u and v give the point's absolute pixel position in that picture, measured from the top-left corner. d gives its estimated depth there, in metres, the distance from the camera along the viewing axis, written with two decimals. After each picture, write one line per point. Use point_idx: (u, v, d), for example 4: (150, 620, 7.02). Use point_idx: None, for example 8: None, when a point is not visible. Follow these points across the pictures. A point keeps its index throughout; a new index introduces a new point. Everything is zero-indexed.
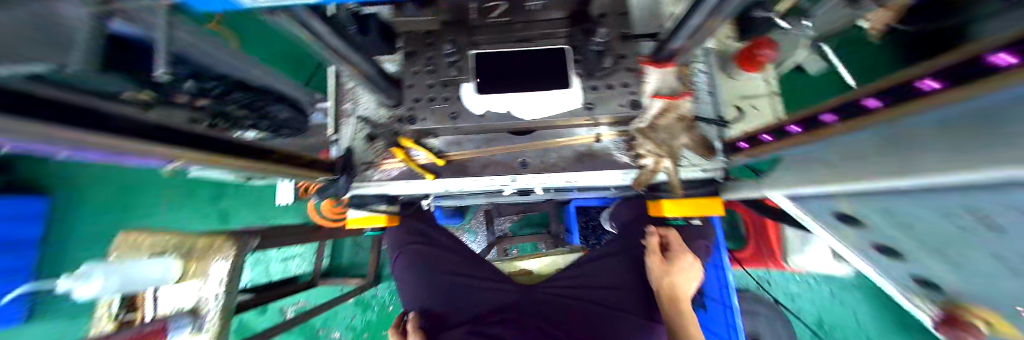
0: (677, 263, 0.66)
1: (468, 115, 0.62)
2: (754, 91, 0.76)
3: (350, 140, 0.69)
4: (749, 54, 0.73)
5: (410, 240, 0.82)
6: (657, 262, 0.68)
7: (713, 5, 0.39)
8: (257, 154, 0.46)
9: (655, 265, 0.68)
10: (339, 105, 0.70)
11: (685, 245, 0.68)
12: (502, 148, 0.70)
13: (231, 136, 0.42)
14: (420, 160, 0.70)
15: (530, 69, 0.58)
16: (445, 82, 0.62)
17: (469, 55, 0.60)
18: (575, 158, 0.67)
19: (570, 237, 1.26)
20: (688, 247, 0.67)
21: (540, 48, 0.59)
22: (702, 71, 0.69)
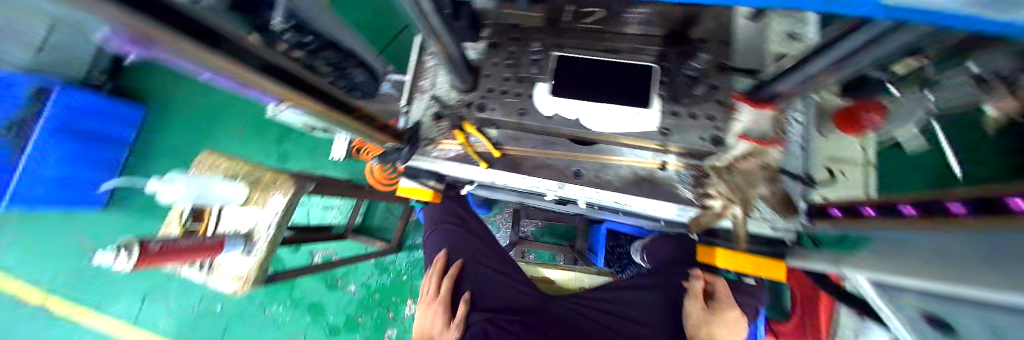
0: (720, 317, 0.62)
1: (535, 114, 0.61)
2: (850, 155, 0.68)
3: (419, 115, 0.72)
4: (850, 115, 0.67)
5: (449, 221, 0.85)
6: (698, 311, 0.64)
7: (853, 51, 0.34)
8: (336, 106, 0.50)
9: (695, 312, 0.64)
10: (416, 81, 0.74)
11: (732, 300, 0.64)
12: (559, 153, 0.68)
13: (320, 82, 0.45)
14: (477, 148, 0.71)
15: (611, 82, 0.56)
16: (522, 77, 0.62)
17: (553, 56, 0.59)
18: (633, 181, 0.64)
19: (596, 258, 1.22)
20: (735, 301, 0.64)
21: (628, 62, 0.56)
22: (796, 121, 0.63)
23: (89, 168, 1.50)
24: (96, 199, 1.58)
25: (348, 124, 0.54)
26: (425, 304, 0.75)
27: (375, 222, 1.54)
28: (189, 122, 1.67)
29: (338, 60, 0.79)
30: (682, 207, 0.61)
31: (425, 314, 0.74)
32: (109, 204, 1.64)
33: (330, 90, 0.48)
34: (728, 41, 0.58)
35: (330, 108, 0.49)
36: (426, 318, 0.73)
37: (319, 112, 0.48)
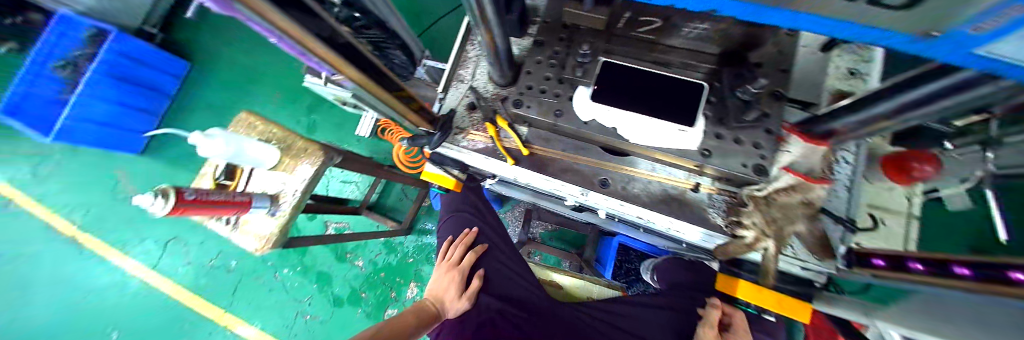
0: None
1: (572, 116, 0.60)
2: (894, 206, 0.66)
3: (454, 103, 0.73)
4: (897, 163, 0.63)
5: (466, 209, 0.86)
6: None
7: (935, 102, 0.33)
8: (379, 81, 0.52)
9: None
10: (456, 69, 0.75)
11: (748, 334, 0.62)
12: (587, 160, 0.67)
13: (367, 54, 0.46)
14: (506, 143, 0.70)
15: (656, 94, 0.55)
16: (563, 79, 0.62)
17: (599, 61, 0.58)
18: (663, 199, 0.62)
19: (603, 269, 1.20)
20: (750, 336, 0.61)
21: (677, 77, 0.55)
22: (842, 162, 0.60)
23: (134, 115, 1.62)
24: (135, 146, 1.68)
25: (385, 100, 0.55)
26: (444, 270, 0.74)
27: (388, 202, 1.57)
28: (228, 81, 1.76)
29: (381, 39, 0.82)
30: (708, 232, 0.59)
31: (440, 281, 0.73)
32: (145, 151, 1.72)
33: (377, 65, 0.49)
34: (788, 69, 0.55)
35: (372, 82, 0.50)
36: (441, 285, 0.72)
37: (361, 84, 0.48)
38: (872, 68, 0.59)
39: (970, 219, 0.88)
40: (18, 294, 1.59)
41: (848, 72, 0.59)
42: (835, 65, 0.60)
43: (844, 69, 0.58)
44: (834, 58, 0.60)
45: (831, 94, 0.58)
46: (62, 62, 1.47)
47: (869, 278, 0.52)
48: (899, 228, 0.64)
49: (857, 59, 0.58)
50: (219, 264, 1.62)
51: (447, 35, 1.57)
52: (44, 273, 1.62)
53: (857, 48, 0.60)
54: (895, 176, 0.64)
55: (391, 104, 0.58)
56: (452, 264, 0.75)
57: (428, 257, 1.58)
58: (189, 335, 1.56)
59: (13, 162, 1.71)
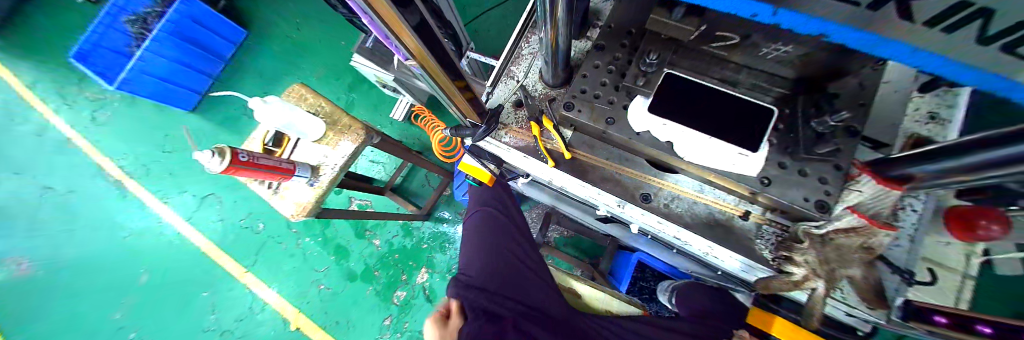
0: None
1: (623, 125, 0.60)
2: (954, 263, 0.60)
3: (502, 99, 0.74)
4: (962, 220, 0.57)
5: (493, 206, 0.86)
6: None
7: None
8: (445, 69, 0.53)
9: None
10: (506, 65, 0.76)
11: None
12: (630, 172, 0.66)
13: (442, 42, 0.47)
14: (549, 144, 0.69)
15: (718, 113, 0.53)
16: (619, 87, 0.62)
17: (661, 73, 0.57)
18: (705, 222, 0.61)
19: (618, 283, 1.18)
20: None
21: (744, 98, 0.53)
22: (911, 209, 0.56)
23: (190, 73, 1.73)
24: (186, 103, 1.79)
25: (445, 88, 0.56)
26: None
27: (411, 187, 1.60)
28: (276, 51, 1.84)
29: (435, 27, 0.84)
30: (748, 262, 0.58)
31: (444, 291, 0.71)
32: (195, 109, 1.83)
33: (447, 53, 0.50)
34: None
35: (440, 69, 0.51)
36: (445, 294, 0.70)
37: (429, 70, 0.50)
38: (955, 114, 0.54)
39: None
40: (72, 226, 1.72)
41: (929, 115, 0.55)
42: (915, 105, 0.56)
43: (926, 111, 0.56)
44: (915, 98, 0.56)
45: (907, 137, 0.55)
46: (133, 16, 1.61)
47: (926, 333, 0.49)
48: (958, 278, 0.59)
49: (940, 103, 0.55)
50: (248, 225, 1.70)
51: (488, 29, 1.58)
52: (92, 208, 1.75)
53: (945, 91, 0.56)
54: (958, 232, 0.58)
55: (450, 92, 0.59)
56: None
57: (441, 245, 1.60)
58: (214, 287, 1.64)
59: (81, 105, 1.85)
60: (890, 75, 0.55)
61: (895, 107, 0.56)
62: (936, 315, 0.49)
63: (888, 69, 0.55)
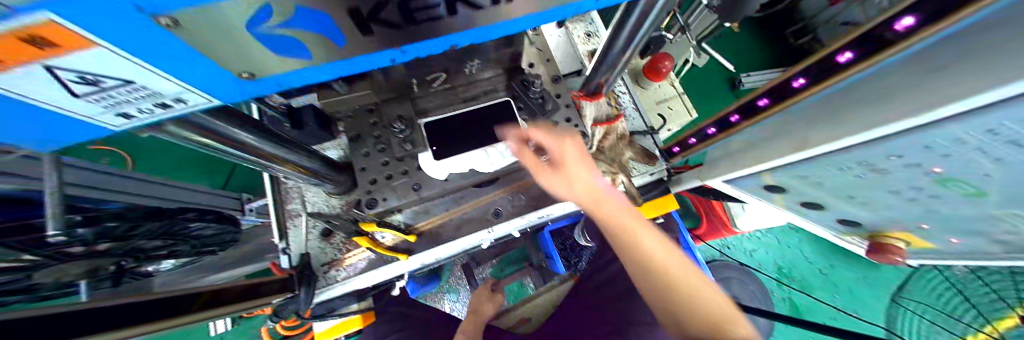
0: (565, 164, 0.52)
1: (430, 183, 0.62)
2: (665, 96, 1.07)
3: (304, 243, 0.63)
4: (654, 67, 0.96)
5: (394, 329, 0.76)
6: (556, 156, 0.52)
7: (624, 46, 0.54)
8: (184, 303, 0.40)
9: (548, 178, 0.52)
10: (281, 206, 0.65)
11: (558, 134, 0.55)
12: (471, 204, 0.69)
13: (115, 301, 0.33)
14: (387, 242, 0.64)
15: (473, 129, 0.62)
16: (399, 157, 0.62)
17: (418, 125, 0.61)
18: (542, 194, 0.72)
19: (554, 263, 1.27)
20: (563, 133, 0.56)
21: (484, 104, 0.64)
22: (621, 93, 0.84)
23: None
24: None
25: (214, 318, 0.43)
26: None
27: None
28: None
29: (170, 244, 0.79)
30: None
31: None
32: None
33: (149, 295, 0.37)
34: (550, 57, 0.72)
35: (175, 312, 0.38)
36: None
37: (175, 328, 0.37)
38: (597, 26, 0.85)
39: (708, 72, 1.65)
40: None
41: (588, 35, 0.85)
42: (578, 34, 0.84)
43: (584, 32, 0.84)
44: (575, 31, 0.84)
45: (587, 54, 0.82)
46: None
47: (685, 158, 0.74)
48: (669, 94, 1.08)
49: (587, 25, 0.85)
50: None
51: None
52: None
53: (580, 17, 0.87)
54: (651, 74, 0.97)
55: (232, 307, 0.46)
56: None
57: None
58: None
59: None
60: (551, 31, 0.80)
61: (569, 43, 0.80)
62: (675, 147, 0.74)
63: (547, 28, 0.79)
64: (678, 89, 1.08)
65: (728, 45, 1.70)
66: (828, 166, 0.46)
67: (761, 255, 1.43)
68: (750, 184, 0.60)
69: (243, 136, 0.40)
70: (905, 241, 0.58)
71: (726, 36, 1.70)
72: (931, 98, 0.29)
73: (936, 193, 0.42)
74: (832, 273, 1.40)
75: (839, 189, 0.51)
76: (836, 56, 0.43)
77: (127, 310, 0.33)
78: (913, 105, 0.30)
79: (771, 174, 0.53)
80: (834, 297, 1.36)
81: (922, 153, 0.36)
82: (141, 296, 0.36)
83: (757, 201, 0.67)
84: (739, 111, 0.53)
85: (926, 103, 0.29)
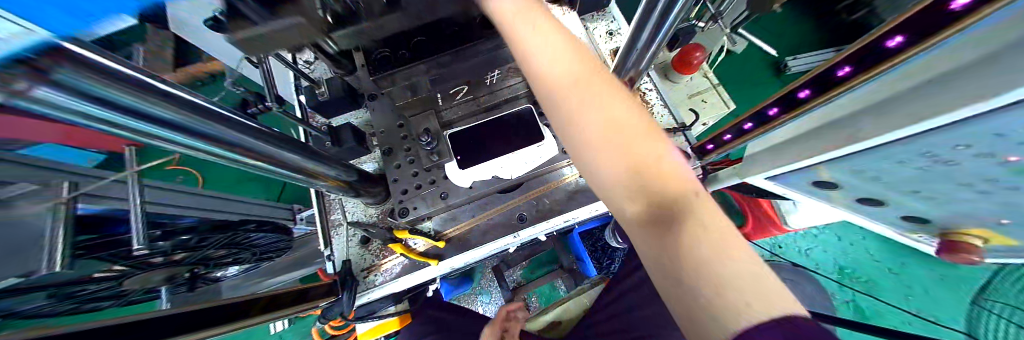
0: None
1: (456, 191, 0.65)
2: (699, 88, 1.05)
3: (345, 251, 0.69)
4: (683, 60, 0.93)
5: (429, 330, 0.80)
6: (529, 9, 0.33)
7: (647, 37, 0.53)
8: (244, 308, 0.45)
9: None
10: (325, 217, 0.72)
11: None
12: (496, 209, 0.72)
13: (191, 308, 0.38)
14: (419, 248, 0.68)
15: (495, 136, 0.65)
16: (427, 167, 0.65)
17: (444, 136, 0.65)
18: (567, 197, 0.72)
19: (585, 265, 1.26)
20: None
21: (506, 112, 0.67)
22: (648, 91, 0.82)
23: None
24: None
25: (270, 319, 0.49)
26: None
27: None
28: None
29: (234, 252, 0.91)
30: None
31: None
32: None
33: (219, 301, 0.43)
34: None
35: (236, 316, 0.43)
36: None
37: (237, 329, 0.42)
38: (620, 23, 0.84)
39: (748, 58, 1.56)
40: None
41: (611, 33, 0.83)
42: (601, 33, 0.84)
43: (607, 30, 0.83)
44: (599, 30, 0.84)
45: (610, 52, 0.81)
46: None
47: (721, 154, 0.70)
48: (703, 85, 1.06)
49: (610, 22, 0.84)
50: None
51: None
52: None
53: (600, 16, 0.85)
54: (681, 67, 0.94)
55: (287, 309, 0.52)
56: None
57: None
58: None
59: None
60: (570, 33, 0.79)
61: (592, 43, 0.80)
62: (709, 144, 0.71)
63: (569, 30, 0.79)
64: (712, 80, 1.05)
65: (769, 28, 1.59)
66: (881, 158, 0.42)
67: (817, 254, 1.32)
68: (794, 180, 0.57)
69: (288, 156, 0.44)
70: (987, 238, 0.50)
71: (767, 18, 1.60)
72: (981, 85, 0.25)
73: (1018, 185, 0.37)
74: (904, 274, 1.24)
75: (899, 183, 0.46)
76: (835, 71, 0.39)
77: (199, 314, 0.39)
78: (951, 98, 0.27)
79: (821, 168, 0.49)
80: (908, 298, 1.21)
81: (986, 141, 0.32)
82: (205, 303, 0.41)
83: (805, 198, 0.62)
84: (775, 105, 0.51)
85: (964, 94, 0.26)
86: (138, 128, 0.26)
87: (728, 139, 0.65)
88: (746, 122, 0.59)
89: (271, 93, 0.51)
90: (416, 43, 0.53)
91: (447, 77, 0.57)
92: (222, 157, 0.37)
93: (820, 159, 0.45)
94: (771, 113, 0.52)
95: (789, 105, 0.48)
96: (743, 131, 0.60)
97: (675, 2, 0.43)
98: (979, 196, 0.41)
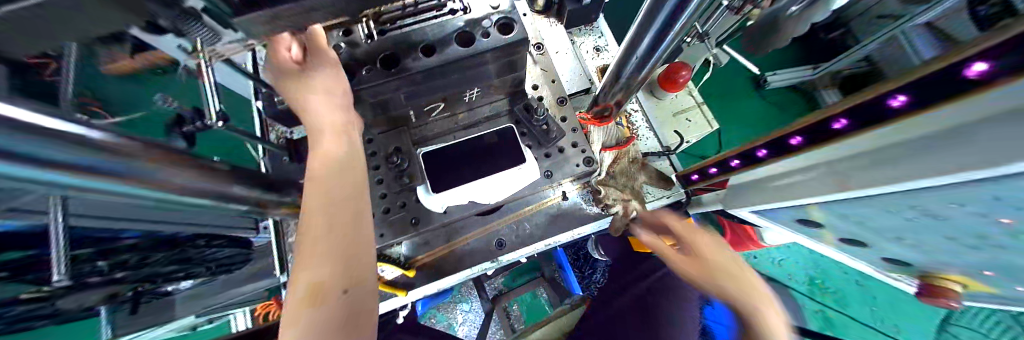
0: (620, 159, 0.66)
1: (429, 217, 0.60)
2: (685, 106, 1.03)
3: None
4: (669, 78, 0.91)
5: None
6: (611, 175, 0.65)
7: (633, 61, 0.50)
8: None
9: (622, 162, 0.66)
10: (283, 239, 0.65)
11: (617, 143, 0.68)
12: (473, 234, 0.67)
13: None
14: (387, 276, 0.63)
15: (475, 157, 0.60)
16: (397, 189, 0.60)
17: (417, 155, 0.60)
18: (549, 222, 0.68)
19: (567, 277, 1.24)
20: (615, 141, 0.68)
21: (486, 132, 0.62)
22: (634, 112, 0.80)
23: None
24: None
25: None
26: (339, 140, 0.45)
27: None
28: None
29: (181, 270, 0.84)
30: (598, 221, 0.68)
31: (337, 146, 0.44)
32: None
33: None
34: (555, 78, 0.68)
35: None
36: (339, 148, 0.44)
37: None
38: (607, 39, 0.80)
39: (733, 73, 1.57)
40: None
41: (599, 48, 0.80)
42: (588, 48, 0.80)
43: (595, 46, 0.80)
44: (587, 45, 0.80)
45: (598, 69, 0.78)
46: None
47: (709, 186, 0.67)
48: (689, 103, 1.04)
49: (597, 37, 0.81)
50: None
51: None
52: None
53: (588, 30, 0.82)
54: (667, 85, 0.92)
55: None
56: (347, 129, 0.46)
57: None
58: None
59: None
60: (557, 47, 0.76)
61: (579, 58, 0.75)
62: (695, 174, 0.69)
63: (556, 45, 0.75)
64: (697, 99, 1.05)
65: None
66: (871, 204, 0.40)
67: (791, 265, 1.38)
68: (781, 216, 0.56)
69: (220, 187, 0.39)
70: (966, 285, 0.50)
71: None
72: (980, 153, 0.23)
73: (1006, 244, 0.36)
74: (868, 285, 1.34)
75: (886, 228, 0.44)
76: (831, 122, 0.36)
77: None
78: (950, 162, 0.26)
79: (813, 208, 0.48)
80: (872, 308, 1.30)
81: (986, 204, 0.30)
82: None
83: (787, 230, 0.61)
84: (766, 147, 0.47)
85: (968, 160, 0.24)
86: (3, 175, 0.19)
87: (715, 172, 0.63)
88: (734, 159, 0.56)
89: (216, 109, 0.44)
90: (386, 56, 0.45)
91: (423, 94, 0.51)
92: (111, 193, 0.29)
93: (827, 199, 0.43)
94: (760, 154, 0.50)
95: (781, 149, 0.45)
96: (730, 167, 0.57)
97: (668, 29, 0.39)
98: (965, 249, 0.40)
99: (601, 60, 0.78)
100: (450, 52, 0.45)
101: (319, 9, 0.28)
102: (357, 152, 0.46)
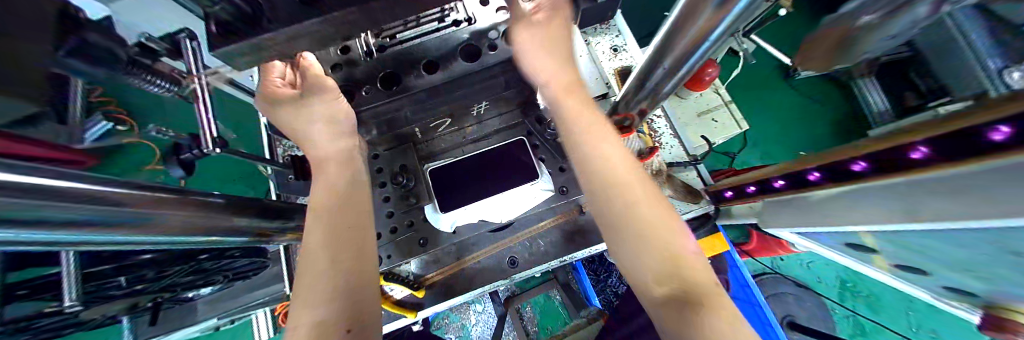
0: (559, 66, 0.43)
1: (437, 237, 0.57)
2: (710, 105, 0.96)
3: None
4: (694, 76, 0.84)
5: None
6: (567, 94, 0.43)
7: (656, 68, 0.45)
8: None
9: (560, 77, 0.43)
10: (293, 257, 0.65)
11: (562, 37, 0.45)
12: (484, 251, 0.64)
13: None
14: (395, 296, 0.62)
15: (481, 173, 0.56)
16: (405, 208, 0.57)
17: (425, 172, 0.57)
18: (563, 239, 0.64)
19: (583, 282, 1.22)
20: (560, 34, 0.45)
21: (495, 145, 0.58)
22: (657, 118, 0.73)
23: None
24: None
25: None
26: (339, 167, 0.43)
27: None
28: None
29: (202, 278, 0.83)
30: None
31: (335, 174, 0.42)
32: None
33: None
34: None
35: None
36: (337, 176, 0.42)
37: None
38: (626, 38, 0.74)
39: (759, 65, 1.45)
40: None
41: (617, 48, 0.74)
42: (605, 49, 0.74)
43: (612, 46, 0.74)
44: (604, 45, 0.74)
45: (616, 71, 0.72)
46: None
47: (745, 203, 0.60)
48: (714, 102, 0.97)
49: (614, 36, 0.74)
50: None
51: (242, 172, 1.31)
52: None
53: (604, 29, 0.76)
54: (692, 84, 0.85)
55: None
56: (344, 155, 0.43)
57: None
58: None
59: None
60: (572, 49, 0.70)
61: (595, 60, 0.69)
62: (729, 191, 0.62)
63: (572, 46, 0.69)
64: (724, 97, 0.97)
65: (785, 29, 1.48)
66: (944, 239, 0.34)
67: (821, 268, 1.30)
68: (826, 238, 0.50)
69: (218, 224, 0.37)
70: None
71: (780, 23, 1.49)
72: None
73: None
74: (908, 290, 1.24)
75: (958, 261, 0.38)
76: (907, 152, 0.28)
77: None
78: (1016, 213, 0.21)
79: (867, 236, 0.42)
80: (910, 313, 1.22)
81: None
82: None
83: (827, 249, 0.55)
84: (819, 169, 0.40)
85: None
86: None
87: (752, 190, 0.56)
88: (777, 179, 0.49)
89: (211, 137, 0.42)
90: (387, 75, 0.43)
91: (427, 110, 0.48)
92: (106, 243, 0.28)
93: (882, 229, 0.36)
94: (809, 178, 0.42)
95: (835, 175, 0.38)
96: (771, 188, 0.51)
97: (705, 37, 0.33)
98: None
99: (619, 62, 0.72)
100: (456, 67, 0.42)
101: (302, 36, 0.25)
102: (361, 175, 0.44)
